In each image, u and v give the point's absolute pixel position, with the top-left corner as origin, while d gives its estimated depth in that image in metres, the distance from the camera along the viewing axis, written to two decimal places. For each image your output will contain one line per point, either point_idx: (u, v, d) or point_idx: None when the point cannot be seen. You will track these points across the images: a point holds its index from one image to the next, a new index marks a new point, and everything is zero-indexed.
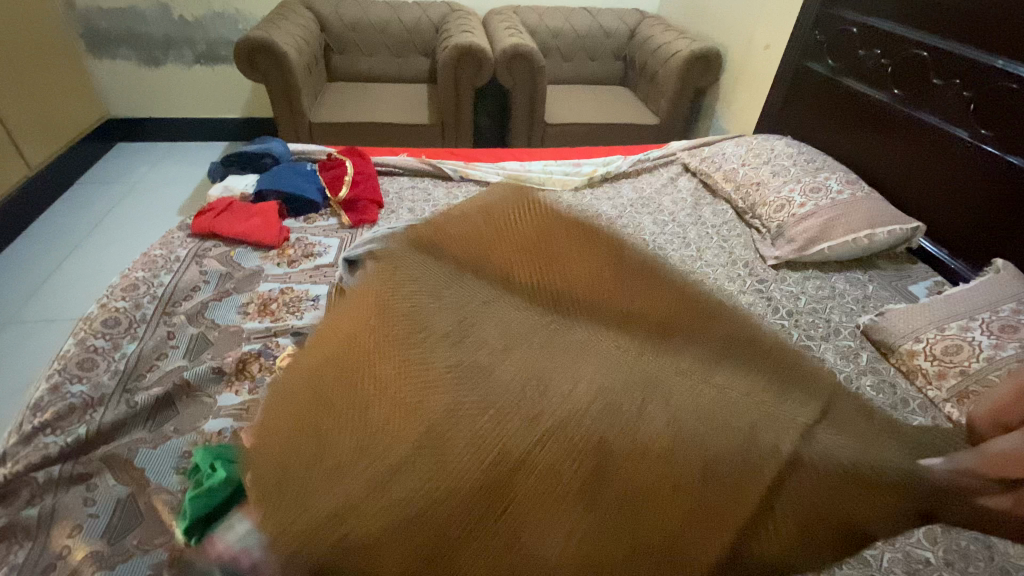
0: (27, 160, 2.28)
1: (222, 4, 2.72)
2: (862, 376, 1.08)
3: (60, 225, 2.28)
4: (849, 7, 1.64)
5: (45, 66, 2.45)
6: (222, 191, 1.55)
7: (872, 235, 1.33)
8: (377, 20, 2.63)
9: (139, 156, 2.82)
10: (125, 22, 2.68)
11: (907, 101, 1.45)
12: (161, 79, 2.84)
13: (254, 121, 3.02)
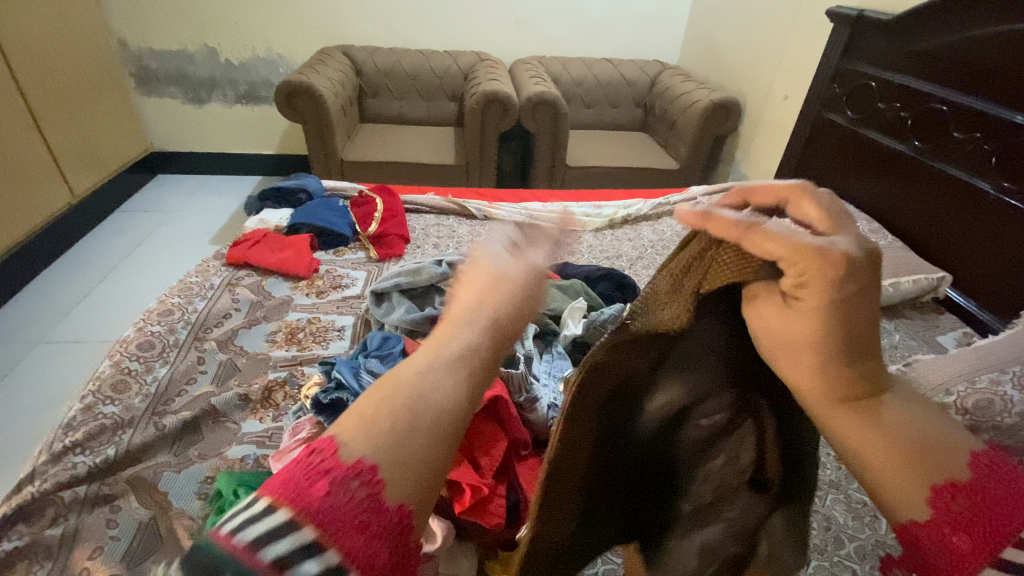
0: (72, 188, 2.41)
1: (266, 49, 2.91)
2: None
3: (96, 251, 2.38)
4: (867, 62, 1.70)
5: (98, 102, 2.61)
6: (257, 223, 1.61)
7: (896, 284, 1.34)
8: (409, 66, 2.77)
9: (177, 187, 2.96)
10: (175, 64, 2.87)
11: (927, 152, 1.46)
12: (202, 117, 3.00)
13: (288, 157, 3.16)
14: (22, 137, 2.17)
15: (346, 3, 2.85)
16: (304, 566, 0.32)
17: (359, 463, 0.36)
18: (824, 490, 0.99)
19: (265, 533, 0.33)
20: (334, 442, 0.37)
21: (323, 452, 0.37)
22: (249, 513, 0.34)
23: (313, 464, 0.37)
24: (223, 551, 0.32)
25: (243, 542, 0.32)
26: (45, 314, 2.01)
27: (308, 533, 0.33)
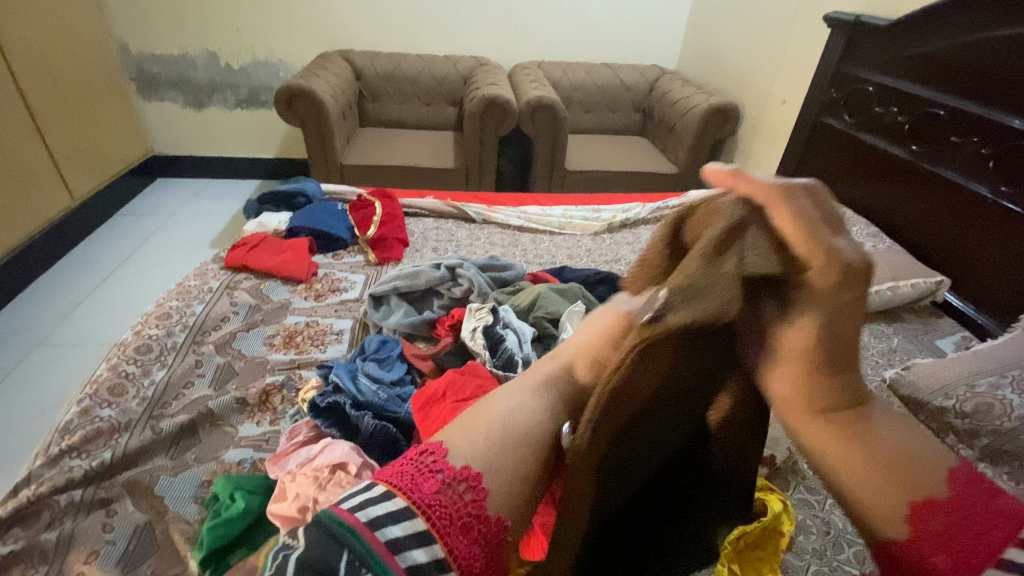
0: (71, 192, 2.41)
1: (266, 54, 2.91)
2: None
3: (96, 254, 2.38)
4: (865, 67, 1.70)
5: (98, 106, 2.62)
6: (256, 227, 1.61)
7: (895, 287, 1.34)
8: (408, 71, 2.78)
9: (177, 191, 2.96)
10: (176, 68, 2.88)
11: (925, 156, 1.47)
12: (203, 121, 3.01)
13: (288, 161, 3.17)
14: (23, 141, 2.17)
15: (346, 8, 2.86)
16: (409, 544, 0.49)
17: (464, 469, 0.56)
18: (823, 494, 0.99)
19: (384, 514, 0.51)
20: (441, 448, 0.58)
21: (434, 456, 0.57)
22: (374, 494, 0.53)
23: (423, 465, 0.56)
24: (351, 520, 0.49)
25: (364, 520, 0.49)
26: (44, 317, 2.00)
27: (418, 520, 0.51)
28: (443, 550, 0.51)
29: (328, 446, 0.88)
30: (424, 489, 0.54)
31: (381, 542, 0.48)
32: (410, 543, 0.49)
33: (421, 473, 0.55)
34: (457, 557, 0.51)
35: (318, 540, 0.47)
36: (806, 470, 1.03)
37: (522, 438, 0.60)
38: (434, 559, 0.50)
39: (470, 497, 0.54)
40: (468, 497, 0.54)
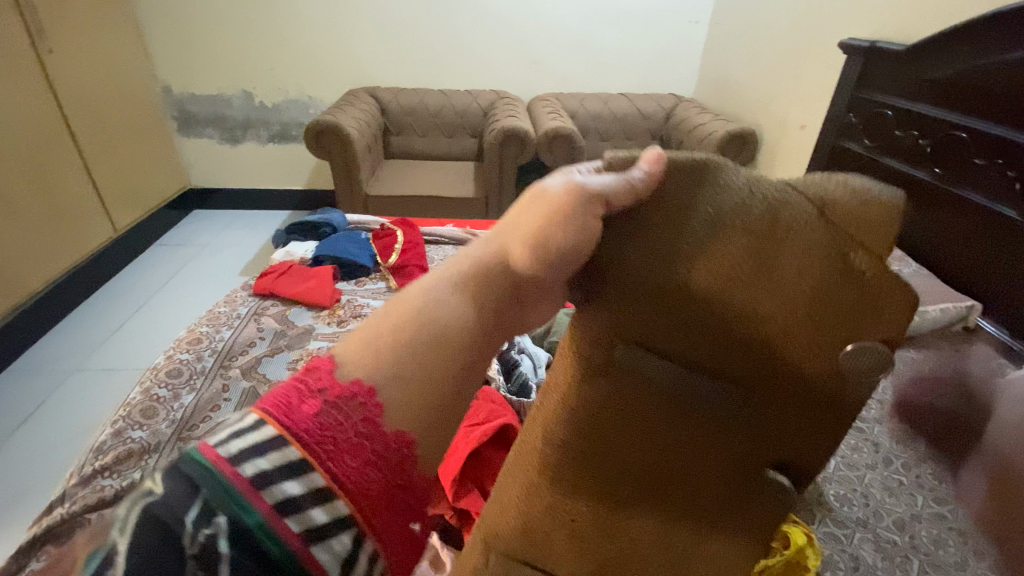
0: (114, 223, 2.55)
1: (297, 92, 3.07)
2: (922, 463, 1.07)
3: (133, 283, 2.50)
4: (884, 92, 1.70)
5: (141, 143, 2.78)
6: (284, 256, 1.68)
7: (922, 313, 1.32)
8: (431, 105, 2.88)
9: (212, 222, 3.10)
10: (214, 107, 3.05)
11: (949, 179, 1.44)
12: (237, 155, 3.17)
13: (316, 193, 3.30)
14: (71, 177, 2.31)
15: (371, 49, 3.01)
16: (312, 514, 0.35)
17: (357, 383, 0.40)
18: (851, 528, 0.95)
19: (269, 471, 0.35)
20: (371, 391, 0.40)
21: (359, 403, 0.39)
22: (257, 440, 0.36)
23: (340, 409, 0.39)
24: (220, 466, 0.34)
25: (249, 474, 0.35)
26: (82, 343, 2.10)
27: (318, 478, 0.36)
28: (362, 525, 0.37)
29: None
30: (305, 415, 0.38)
31: (273, 507, 0.34)
32: (312, 510, 0.35)
33: (299, 393, 0.39)
34: (352, 492, 0.37)
35: (169, 493, 0.34)
36: (831, 502, 1.00)
37: None
38: (334, 513, 0.36)
39: (366, 419, 0.39)
40: (364, 420, 0.39)
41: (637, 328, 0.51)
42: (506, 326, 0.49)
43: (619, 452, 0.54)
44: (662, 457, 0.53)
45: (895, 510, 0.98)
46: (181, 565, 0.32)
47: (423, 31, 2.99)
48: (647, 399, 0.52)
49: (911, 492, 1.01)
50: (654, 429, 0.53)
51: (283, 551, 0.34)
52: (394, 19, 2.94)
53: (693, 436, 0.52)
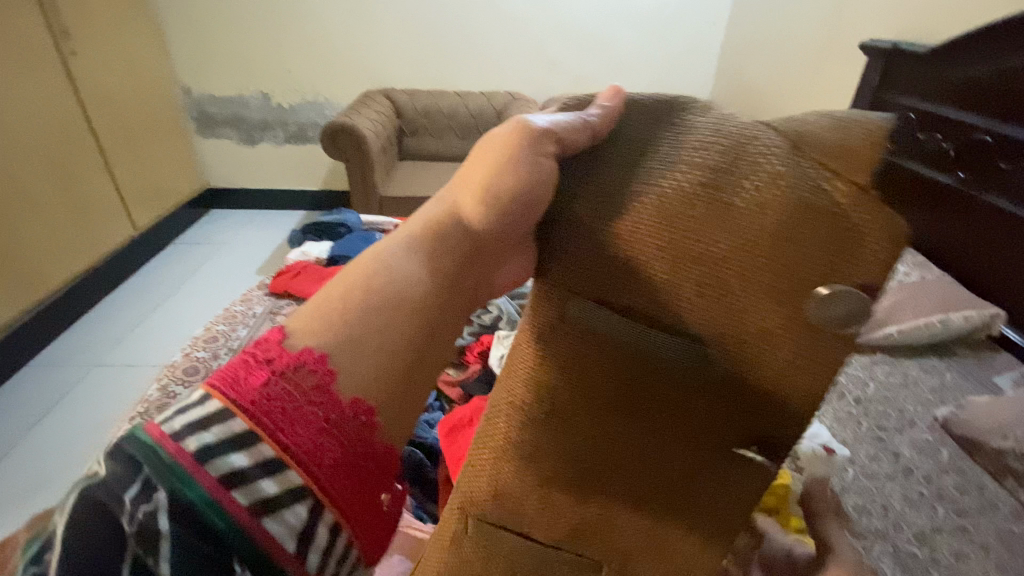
0: (133, 222, 2.59)
1: (313, 93, 3.10)
2: (944, 474, 1.04)
3: (151, 280, 2.54)
4: None
5: (161, 143, 2.83)
6: (299, 255, 1.70)
7: (945, 319, 1.30)
8: (445, 106, 2.89)
9: (229, 221, 3.15)
10: (232, 108, 3.09)
11: (974, 183, 1.41)
12: (254, 155, 3.21)
13: (331, 193, 3.33)
14: (92, 176, 2.36)
15: (387, 50, 3.03)
16: (261, 487, 0.36)
17: (307, 353, 0.40)
18: (871, 540, 0.93)
19: (212, 445, 0.35)
20: (323, 358, 0.40)
21: (311, 371, 0.40)
22: (201, 416, 0.36)
23: (289, 378, 0.39)
24: (163, 442, 0.35)
25: (192, 450, 0.35)
26: (101, 340, 2.14)
27: (266, 450, 0.36)
28: (318, 495, 0.37)
29: None
30: (251, 387, 0.38)
31: (216, 481, 0.35)
32: (261, 484, 0.36)
33: (247, 365, 0.39)
34: (304, 461, 0.37)
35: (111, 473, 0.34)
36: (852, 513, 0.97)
37: None
38: (283, 485, 0.36)
39: (317, 388, 0.39)
40: (315, 388, 0.39)
41: (596, 275, 0.51)
42: (466, 288, 0.50)
43: (580, 412, 0.54)
44: (622, 417, 0.53)
45: (915, 523, 0.95)
46: (123, 545, 0.33)
47: (438, 32, 3.00)
48: (605, 357, 0.51)
49: (932, 505, 0.98)
50: (615, 389, 0.52)
51: (228, 523, 0.34)
52: (409, 21, 2.96)
53: (654, 396, 0.51)
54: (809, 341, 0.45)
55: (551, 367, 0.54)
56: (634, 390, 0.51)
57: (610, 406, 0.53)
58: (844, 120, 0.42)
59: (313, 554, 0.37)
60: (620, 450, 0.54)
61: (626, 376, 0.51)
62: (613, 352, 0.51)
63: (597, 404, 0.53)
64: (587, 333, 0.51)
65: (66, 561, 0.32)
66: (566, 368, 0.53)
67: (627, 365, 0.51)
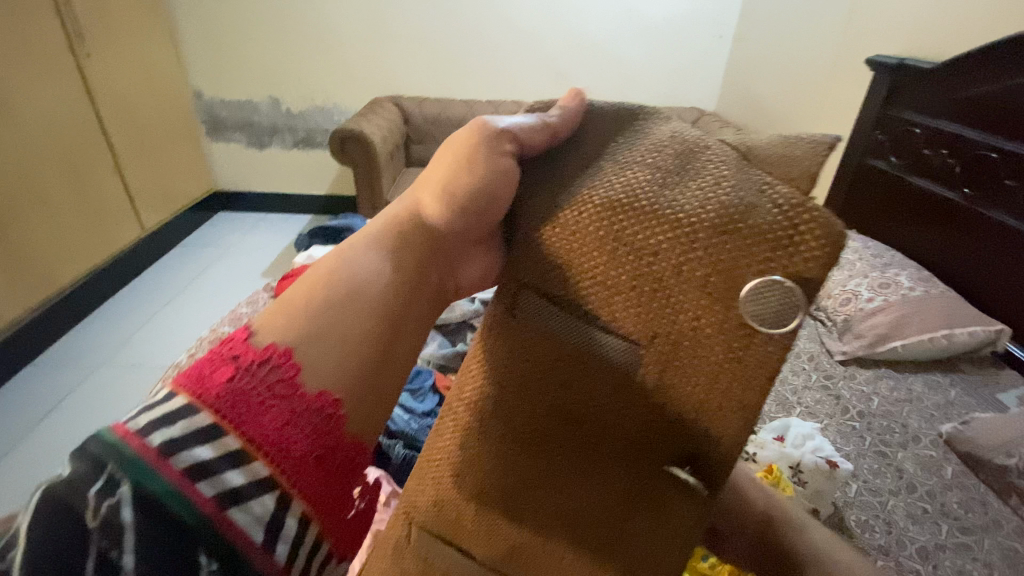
0: (142, 224, 2.61)
1: (323, 99, 3.13)
2: (948, 491, 1.04)
3: (158, 282, 2.56)
4: (912, 110, 1.67)
5: (172, 146, 2.86)
6: (306, 259, 1.71)
7: (950, 335, 1.29)
8: (454, 115, 2.92)
9: (236, 224, 3.18)
10: (242, 113, 3.13)
11: (979, 200, 1.42)
12: (263, 160, 3.24)
13: (338, 198, 3.37)
14: (103, 177, 2.38)
15: (397, 59, 3.06)
16: (227, 478, 0.38)
17: (271, 348, 0.43)
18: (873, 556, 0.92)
19: (177, 438, 0.37)
20: (287, 352, 0.43)
21: (275, 366, 0.42)
22: (166, 413, 0.39)
23: (254, 372, 0.42)
24: (127, 439, 0.36)
25: (157, 444, 0.37)
26: (107, 340, 2.15)
27: (231, 442, 0.39)
28: (284, 486, 0.39)
29: None
30: (217, 382, 0.41)
31: (181, 473, 0.36)
32: (227, 474, 0.38)
33: (216, 362, 0.42)
34: (268, 451, 0.39)
35: (70, 471, 0.35)
36: (854, 529, 0.97)
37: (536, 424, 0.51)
38: (249, 477, 0.38)
39: (281, 381, 0.42)
40: (280, 382, 0.42)
41: (544, 276, 0.48)
42: (432, 282, 0.53)
43: (517, 416, 0.52)
44: (558, 426, 0.51)
45: (918, 539, 0.94)
46: (85, 537, 0.34)
47: (449, 42, 3.03)
48: (542, 358, 0.50)
49: (935, 521, 0.97)
50: (551, 395, 0.50)
51: (194, 515, 0.36)
52: (420, 31, 3.00)
53: (589, 407, 0.50)
54: (740, 362, 0.41)
55: (493, 367, 0.52)
56: (569, 396, 0.50)
57: (547, 412, 0.51)
58: (786, 136, 0.44)
59: (279, 542, 0.39)
60: (559, 461, 0.52)
61: (563, 379, 0.50)
62: (551, 356, 0.50)
63: (534, 410, 0.51)
64: (524, 335, 0.50)
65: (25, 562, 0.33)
66: (512, 369, 0.51)
67: (564, 370, 0.49)
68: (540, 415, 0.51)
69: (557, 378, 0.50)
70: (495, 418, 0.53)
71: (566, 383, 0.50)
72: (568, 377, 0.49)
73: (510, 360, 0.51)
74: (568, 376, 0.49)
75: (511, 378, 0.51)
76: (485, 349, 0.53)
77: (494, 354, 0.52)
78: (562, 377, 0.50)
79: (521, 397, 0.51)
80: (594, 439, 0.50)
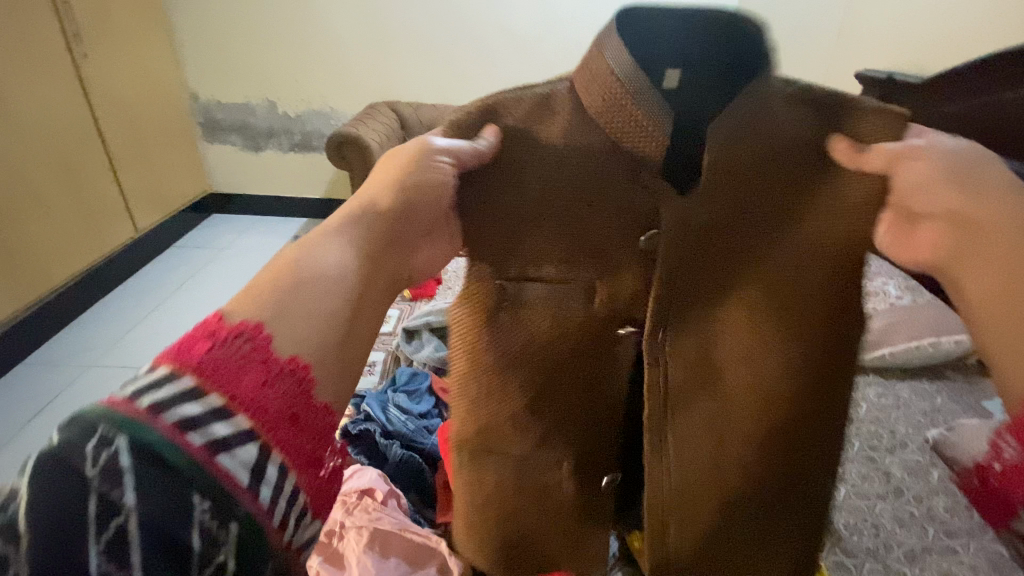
0: (136, 224, 2.60)
1: (320, 103, 3.14)
2: (936, 495, 1.05)
3: (150, 283, 2.55)
4: (901, 123, 1.71)
5: (167, 147, 2.86)
6: None
7: (936, 341, 1.31)
8: (451, 120, 2.93)
9: (230, 227, 3.17)
10: (239, 115, 3.13)
11: None
12: (258, 162, 3.24)
13: (333, 202, 3.36)
14: (98, 177, 2.38)
15: (395, 65, 3.09)
16: (215, 430, 0.41)
17: (242, 324, 0.47)
18: (861, 558, 0.96)
19: (164, 400, 0.41)
20: (259, 327, 0.47)
21: (248, 339, 0.46)
22: (150, 381, 0.41)
23: (229, 344, 0.45)
24: (117, 405, 0.39)
25: (144, 406, 0.40)
26: (98, 340, 2.14)
27: (216, 400, 0.42)
28: (264, 437, 0.44)
29: (358, 473, 1.08)
30: (195, 352, 0.44)
31: (172, 426, 0.40)
32: (214, 427, 0.41)
33: (191, 335, 0.45)
34: (247, 408, 0.43)
35: (57, 440, 0.37)
36: (841, 531, 1.00)
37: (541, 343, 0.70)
38: (233, 429, 0.42)
39: (256, 352, 0.46)
40: (254, 352, 0.46)
41: (505, 255, 0.66)
42: (388, 267, 0.61)
43: (508, 346, 0.70)
44: (545, 348, 0.71)
45: (906, 542, 0.97)
46: (86, 487, 0.36)
47: (447, 49, 3.06)
48: (528, 300, 0.69)
49: (923, 524, 0.99)
50: (538, 328, 0.70)
51: (188, 462, 0.39)
52: (419, 38, 3.02)
53: (563, 327, 0.69)
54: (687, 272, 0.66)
55: (490, 311, 0.69)
56: (552, 325, 0.69)
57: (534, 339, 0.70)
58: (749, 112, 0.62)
59: (263, 481, 0.43)
60: (544, 373, 0.72)
61: (546, 313, 0.69)
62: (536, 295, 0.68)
63: (521, 338, 0.70)
64: (509, 273, 0.67)
65: (33, 511, 0.35)
66: (502, 309, 0.69)
67: (541, 300, 0.68)
68: (528, 343, 0.70)
69: (539, 311, 0.69)
70: (492, 355, 0.71)
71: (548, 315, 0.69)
72: (549, 310, 0.69)
73: (497, 306, 0.69)
74: (550, 312, 0.69)
75: (506, 322, 0.69)
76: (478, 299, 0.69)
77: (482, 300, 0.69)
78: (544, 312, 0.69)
79: (505, 331, 0.70)
80: (569, 353, 0.71)
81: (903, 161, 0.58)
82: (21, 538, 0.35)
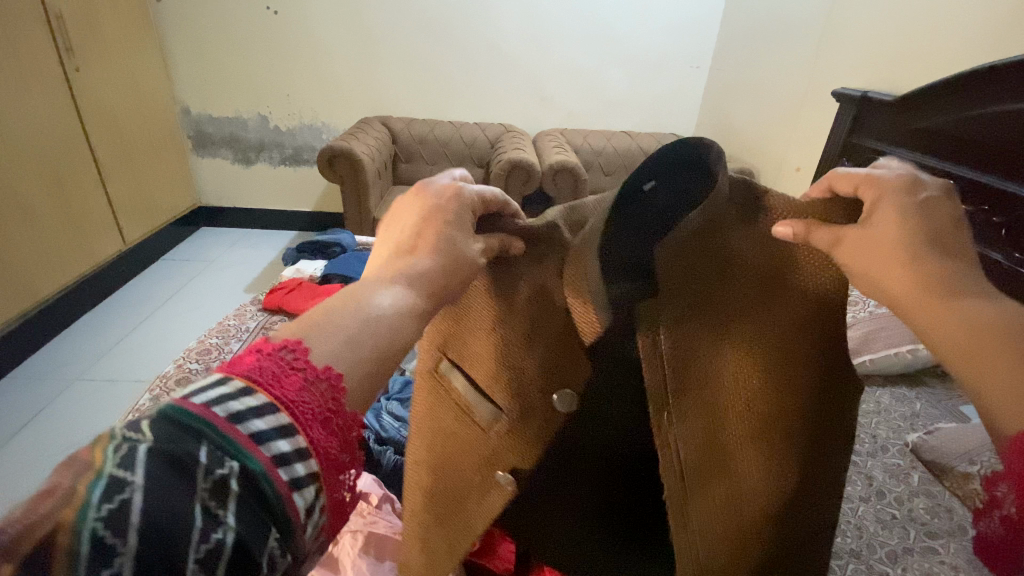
0: (124, 236, 2.59)
1: (311, 118, 3.18)
2: (915, 498, 1.08)
3: (139, 295, 2.53)
4: (876, 139, 1.78)
5: (157, 159, 2.85)
6: (294, 273, 1.74)
7: (915, 350, 1.35)
8: (441, 135, 2.97)
9: (219, 240, 3.17)
10: (230, 128, 3.14)
11: None
12: (249, 175, 3.25)
13: (324, 214, 3.38)
14: (87, 190, 2.37)
15: (386, 81, 3.14)
16: (296, 467, 0.34)
17: (329, 369, 0.38)
18: (845, 559, 0.97)
19: (266, 430, 0.34)
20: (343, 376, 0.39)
21: (332, 385, 0.38)
22: (253, 404, 0.34)
23: (316, 385, 0.37)
24: (216, 421, 0.32)
25: (246, 430, 0.33)
26: (84, 353, 2.11)
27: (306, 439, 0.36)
28: (325, 489, 0.37)
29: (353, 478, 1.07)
30: (285, 386, 0.36)
31: (270, 459, 0.33)
32: (296, 465, 0.35)
33: (273, 367, 0.37)
34: (321, 460, 0.36)
35: (160, 439, 0.31)
36: None
37: (456, 433, 0.61)
38: (310, 471, 0.36)
39: (337, 402, 0.38)
40: (336, 403, 0.38)
41: (454, 338, 0.61)
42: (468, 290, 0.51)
43: (433, 426, 0.62)
44: (460, 443, 0.61)
45: (888, 543, 0.99)
46: (193, 496, 0.29)
47: (436, 65, 3.12)
48: (455, 384, 0.60)
49: (903, 526, 1.02)
50: (458, 413, 0.60)
51: (277, 497, 0.33)
52: (410, 55, 3.08)
53: (476, 424, 0.59)
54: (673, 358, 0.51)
55: (432, 387, 0.62)
56: (470, 412, 0.60)
57: (454, 427, 0.61)
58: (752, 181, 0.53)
59: (314, 532, 0.36)
60: (452, 472, 0.61)
61: (465, 401, 0.60)
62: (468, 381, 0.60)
63: (447, 422, 0.61)
64: (455, 352, 0.61)
65: (151, 507, 0.28)
66: (439, 389, 0.62)
67: (469, 386, 0.60)
68: (447, 430, 0.61)
69: (460, 397, 0.60)
70: (422, 434, 0.64)
71: (465, 404, 0.60)
72: (468, 399, 0.60)
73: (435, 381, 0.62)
74: (473, 402, 0.59)
75: (434, 401, 0.62)
76: (429, 370, 0.63)
77: (427, 371, 0.63)
78: (466, 401, 0.60)
79: (435, 411, 0.62)
80: (481, 452, 0.59)
81: (856, 244, 0.47)
82: (131, 531, 0.27)
